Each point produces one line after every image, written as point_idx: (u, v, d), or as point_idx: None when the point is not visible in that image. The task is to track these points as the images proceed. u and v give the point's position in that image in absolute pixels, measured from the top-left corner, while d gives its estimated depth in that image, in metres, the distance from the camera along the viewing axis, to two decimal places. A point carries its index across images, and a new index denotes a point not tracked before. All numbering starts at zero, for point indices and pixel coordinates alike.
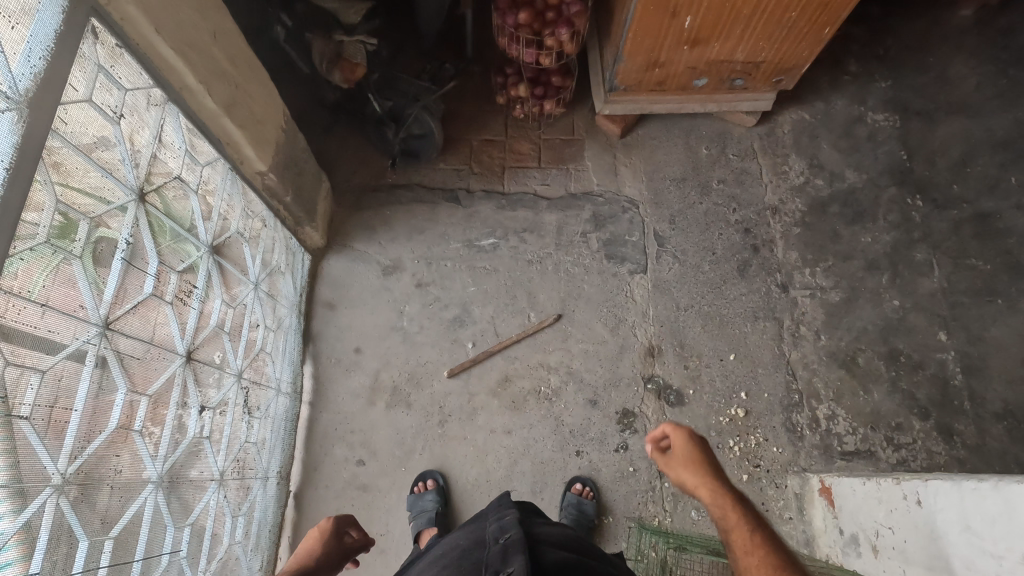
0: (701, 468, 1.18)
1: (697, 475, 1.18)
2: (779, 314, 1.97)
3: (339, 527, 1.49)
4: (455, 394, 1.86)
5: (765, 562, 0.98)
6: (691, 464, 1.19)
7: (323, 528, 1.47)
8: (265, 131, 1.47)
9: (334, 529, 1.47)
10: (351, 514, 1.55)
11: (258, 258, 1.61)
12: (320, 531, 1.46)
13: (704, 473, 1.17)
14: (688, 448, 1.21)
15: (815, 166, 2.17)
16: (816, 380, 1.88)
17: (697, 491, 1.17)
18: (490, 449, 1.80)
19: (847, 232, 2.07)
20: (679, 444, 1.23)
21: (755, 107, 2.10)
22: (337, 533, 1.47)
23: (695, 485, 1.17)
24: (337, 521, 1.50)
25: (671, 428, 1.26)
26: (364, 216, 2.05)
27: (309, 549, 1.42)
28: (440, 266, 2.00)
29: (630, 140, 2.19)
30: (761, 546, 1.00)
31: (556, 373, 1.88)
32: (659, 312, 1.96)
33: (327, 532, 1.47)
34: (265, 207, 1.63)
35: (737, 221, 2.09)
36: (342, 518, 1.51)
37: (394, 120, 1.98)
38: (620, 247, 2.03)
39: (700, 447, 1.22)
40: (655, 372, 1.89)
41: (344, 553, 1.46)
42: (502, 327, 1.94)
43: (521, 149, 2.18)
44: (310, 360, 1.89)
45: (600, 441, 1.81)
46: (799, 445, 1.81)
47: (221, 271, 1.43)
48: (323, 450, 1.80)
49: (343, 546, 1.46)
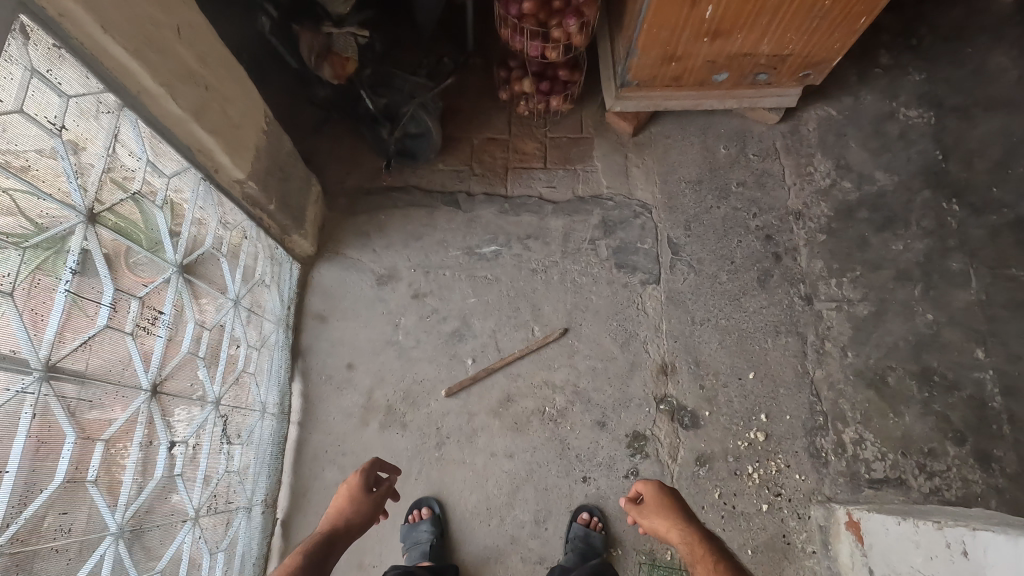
0: (670, 512, 1.34)
1: (665, 517, 1.34)
2: (803, 329, 1.83)
3: (369, 480, 1.41)
4: (454, 414, 1.74)
5: (693, 545, 1.26)
6: (661, 508, 1.35)
7: (353, 485, 1.39)
8: (242, 135, 1.33)
9: (363, 487, 1.38)
10: (377, 458, 1.45)
11: (238, 275, 1.49)
12: (349, 489, 1.38)
13: (675, 517, 1.33)
14: (658, 494, 1.37)
15: (842, 167, 2.01)
16: (842, 402, 1.75)
17: (669, 533, 1.32)
18: (490, 474, 1.69)
19: (876, 239, 1.92)
20: (649, 497, 1.39)
21: (778, 104, 1.95)
22: (366, 489, 1.39)
23: (664, 528, 1.33)
24: (364, 475, 1.41)
25: (642, 484, 1.42)
26: (357, 221, 1.92)
27: (340, 510, 1.35)
28: (438, 275, 1.87)
29: (643, 139, 2.04)
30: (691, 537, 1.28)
31: (562, 392, 1.75)
32: (673, 326, 1.82)
33: (356, 489, 1.39)
34: (245, 216, 1.49)
35: (757, 227, 1.94)
36: (371, 471, 1.42)
37: (389, 119, 1.84)
38: (631, 256, 1.89)
39: (670, 497, 1.37)
40: (668, 392, 1.76)
41: (375, 507, 1.39)
42: (504, 342, 1.81)
43: (526, 149, 2.03)
44: (299, 377, 1.77)
45: (608, 466, 1.69)
46: (823, 472, 1.69)
47: (193, 289, 1.29)
48: (312, 474, 1.69)
49: (373, 501, 1.39)
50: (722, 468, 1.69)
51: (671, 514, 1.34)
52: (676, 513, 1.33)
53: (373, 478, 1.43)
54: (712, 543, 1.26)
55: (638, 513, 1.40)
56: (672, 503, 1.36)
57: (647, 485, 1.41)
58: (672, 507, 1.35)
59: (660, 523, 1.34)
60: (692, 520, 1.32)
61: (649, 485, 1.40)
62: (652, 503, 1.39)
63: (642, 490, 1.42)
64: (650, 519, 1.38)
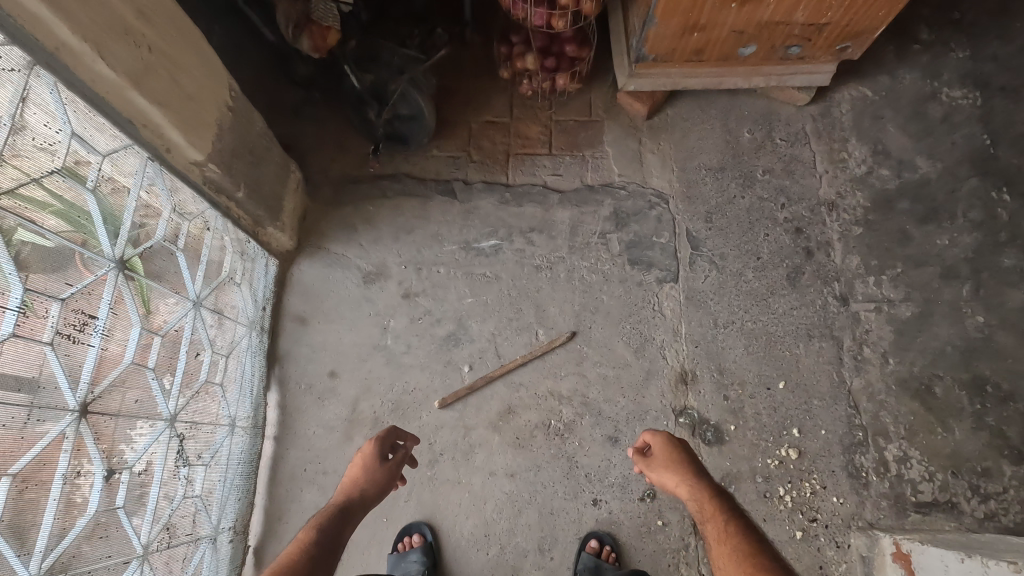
0: (679, 466, 1.21)
1: (674, 472, 1.22)
2: (838, 332, 1.64)
3: (383, 448, 1.27)
4: (448, 429, 1.55)
5: (705, 500, 1.14)
6: (671, 462, 1.22)
7: (366, 454, 1.25)
8: (200, 109, 1.14)
9: (376, 456, 1.24)
10: (395, 426, 1.31)
11: (197, 275, 1.31)
12: (362, 458, 1.25)
13: (684, 473, 1.20)
14: (669, 449, 1.24)
15: (879, 153, 1.82)
16: (883, 415, 1.56)
17: (678, 490, 1.19)
18: (488, 496, 1.50)
19: (919, 232, 1.72)
20: (656, 449, 1.27)
21: (810, 82, 1.75)
22: (380, 458, 1.25)
23: (672, 483, 1.21)
24: (379, 442, 1.27)
25: (651, 434, 1.29)
26: (343, 212, 1.74)
27: (354, 480, 1.22)
28: (431, 273, 1.69)
29: (658, 122, 1.85)
30: (704, 493, 1.16)
31: (570, 403, 1.57)
32: (693, 330, 1.63)
33: (371, 458, 1.25)
34: (206, 204, 1.30)
35: (786, 219, 1.75)
36: (385, 438, 1.28)
37: (376, 99, 1.65)
38: (646, 251, 1.70)
39: (681, 451, 1.24)
40: (689, 404, 1.57)
41: (392, 476, 1.26)
42: (505, 347, 1.62)
43: (529, 133, 1.84)
44: (276, 386, 1.59)
45: (622, 487, 1.50)
46: (864, 494, 1.50)
47: (142, 290, 1.11)
48: (289, 495, 1.51)
49: (388, 471, 1.25)
50: (750, 489, 1.51)
51: (682, 468, 1.21)
52: (687, 466, 1.20)
53: (389, 446, 1.29)
54: (727, 499, 1.13)
55: (641, 462, 1.29)
56: (682, 456, 1.23)
57: (657, 434, 1.28)
58: (682, 460, 1.22)
59: (669, 478, 1.22)
60: (703, 475, 1.19)
61: (658, 435, 1.27)
62: (660, 455, 1.26)
63: (647, 439, 1.30)
64: (652, 468, 1.26)
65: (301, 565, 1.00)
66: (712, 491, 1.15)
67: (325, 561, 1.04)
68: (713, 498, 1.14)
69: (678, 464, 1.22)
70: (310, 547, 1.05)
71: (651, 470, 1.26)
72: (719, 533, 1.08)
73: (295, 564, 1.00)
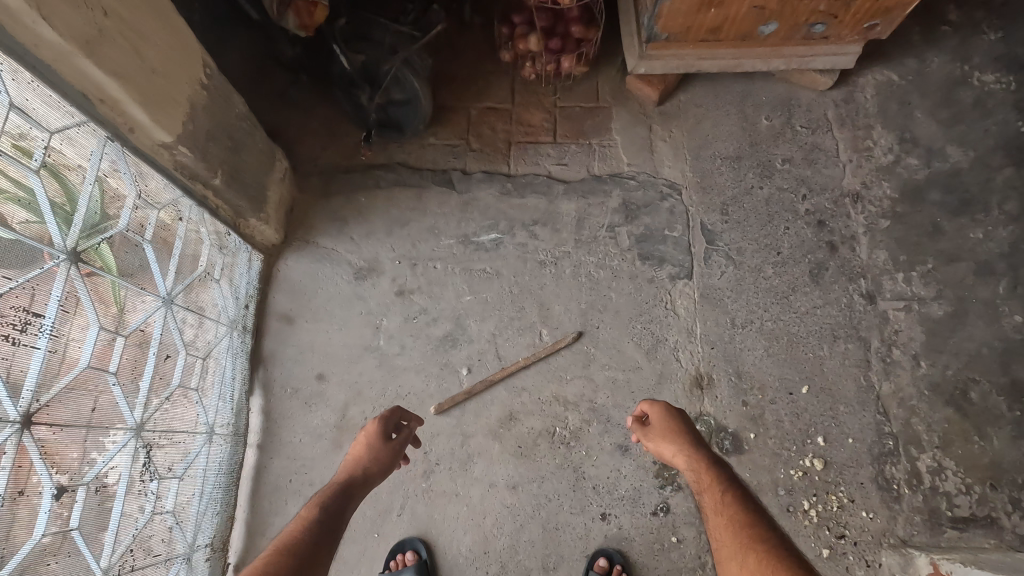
0: (679, 437, 1.16)
1: (672, 443, 1.16)
2: (865, 333, 1.52)
3: (387, 426, 1.20)
4: (445, 436, 1.44)
5: (702, 471, 1.09)
6: (670, 433, 1.17)
7: (370, 432, 1.18)
8: (167, 84, 1.03)
9: (380, 434, 1.17)
10: (400, 407, 1.25)
11: (168, 271, 1.20)
12: (365, 436, 1.17)
13: (683, 444, 1.15)
14: (668, 420, 1.19)
15: (906, 141, 1.69)
16: (916, 423, 1.44)
17: (675, 460, 1.15)
18: (488, 510, 1.39)
19: (950, 225, 1.59)
20: (655, 419, 1.21)
21: (834, 64, 1.64)
22: (384, 437, 1.18)
23: (670, 455, 1.16)
24: (383, 421, 1.20)
25: (649, 404, 1.24)
26: (332, 204, 1.62)
27: (357, 458, 1.14)
28: (427, 269, 1.57)
29: (670, 108, 1.73)
30: (703, 463, 1.10)
31: (576, 409, 1.45)
32: (709, 330, 1.52)
33: (373, 437, 1.18)
34: (177, 192, 1.19)
35: (808, 212, 1.63)
36: (389, 416, 1.21)
37: (367, 81, 1.54)
38: (657, 246, 1.59)
39: (679, 420, 1.20)
40: (704, 410, 1.46)
41: (396, 455, 1.19)
42: (506, 349, 1.51)
43: (532, 120, 1.73)
44: (259, 391, 1.47)
45: (633, 500, 1.38)
46: (895, 508, 1.38)
47: (107, 286, 1.02)
48: (273, 508, 1.39)
49: (393, 448, 1.18)
50: (771, 503, 1.40)
51: (681, 440, 1.16)
52: (686, 436, 1.15)
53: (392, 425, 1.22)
54: (725, 469, 1.09)
55: (638, 432, 1.24)
56: (683, 427, 1.18)
57: (658, 404, 1.23)
58: (681, 431, 1.17)
59: (667, 449, 1.16)
60: (703, 446, 1.14)
61: (656, 405, 1.22)
62: (658, 425, 1.21)
63: (646, 409, 1.25)
64: (648, 439, 1.21)
65: (303, 544, 0.95)
66: (712, 462, 1.10)
67: (327, 540, 0.99)
68: (713, 469, 1.09)
69: (677, 434, 1.17)
70: (312, 525, 0.99)
71: (648, 441, 1.21)
72: (716, 503, 1.03)
73: (297, 543, 0.95)
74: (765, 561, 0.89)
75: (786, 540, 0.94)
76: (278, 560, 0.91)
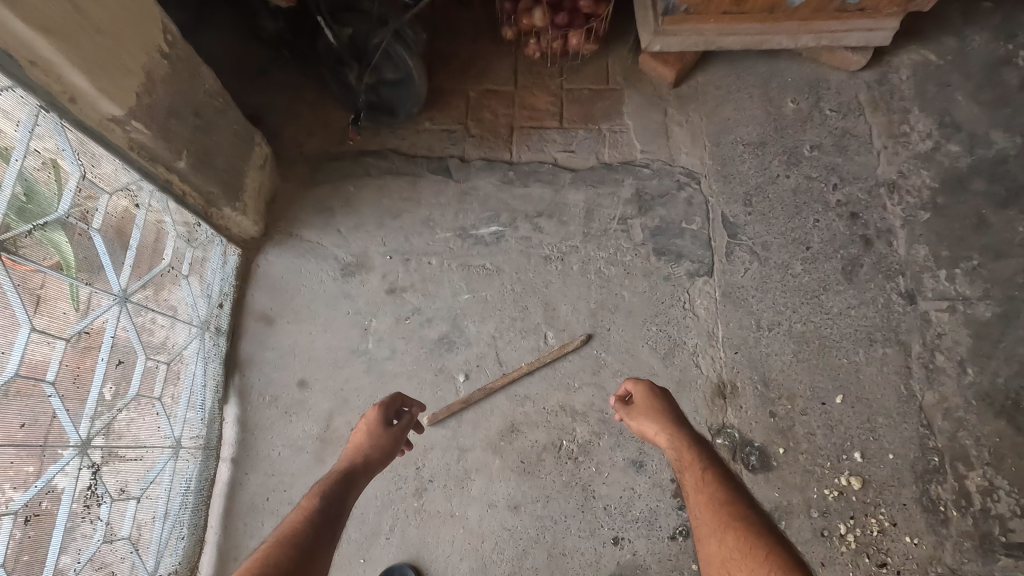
0: (661, 416, 1.06)
1: (653, 421, 1.07)
2: (905, 336, 1.37)
3: (388, 413, 1.09)
4: (440, 450, 1.30)
5: (683, 450, 1.00)
6: (653, 412, 1.07)
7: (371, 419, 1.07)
8: (116, 48, 0.90)
9: (382, 421, 1.06)
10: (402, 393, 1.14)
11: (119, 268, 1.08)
12: (368, 425, 1.06)
13: (667, 422, 1.05)
14: (652, 398, 1.09)
15: (947, 125, 1.54)
16: (963, 437, 1.29)
17: (657, 438, 1.05)
18: (488, 533, 1.25)
19: (998, 218, 1.44)
20: (638, 397, 1.11)
21: (867, 41, 1.49)
22: (386, 425, 1.07)
23: (652, 433, 1.06)
24: (384, 408, 1.09)
25: (633, 382, 1.13)
26: (318, 194, 1.48)
27: (358, 447, 1.04)
28: (421, 265, 1.43)
29: (687, 90, 1.59)
30: (683, 442, 1.01)
31: (586, 421, 1.31)
32: (732, 333, 1.37)
33: (374, 425, 1.07)
34: (130, 175, 1.06)
35: (839, 203, 1.48)
36: (390, 402, 1.10)
37: (355, 58, 1.40)
38: (674, 240, 1.44)
39: (662, 396, 1.09)
40: (728, 421, 1.32)
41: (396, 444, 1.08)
42: (507, 353, 1.36)
43: (536, 103, 1.58)
44: (235, 399, 1.33)
45: (649, 523, 1.24)
46: (943, 533, 1.24)
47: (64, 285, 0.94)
48: (248, 531, 1.25)
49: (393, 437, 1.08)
50: (804, 526, 1.25)
51: (664, 418, 1.06)
52: (670, 415, 1.06)
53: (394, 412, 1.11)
54: (708, 448, 1.00)
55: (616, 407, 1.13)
56: (666, 405, 1.08)
57: (640, 382, 1.13)
58: (660, 408, 1.07)
59: (649, 428, 1.07)
60: (686, 424, 1.05)
61: (640, 383, 1.12)
62: (640, 402, 1.10)
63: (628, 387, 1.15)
64: (626, 415, 1.11)
65: (305, 535, 0.84)
66: (694, 441, 1.01)
67: (330, 531, 0.88)
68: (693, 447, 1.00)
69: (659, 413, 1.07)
70: (314, 515, 0.88)
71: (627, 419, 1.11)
72: (697, 481, 0.94)
73: (298, 534, 0.85)
74: (744, 542, 0.82)
75: (765, 516, 0.87)
76: (276, 554, 0.80)
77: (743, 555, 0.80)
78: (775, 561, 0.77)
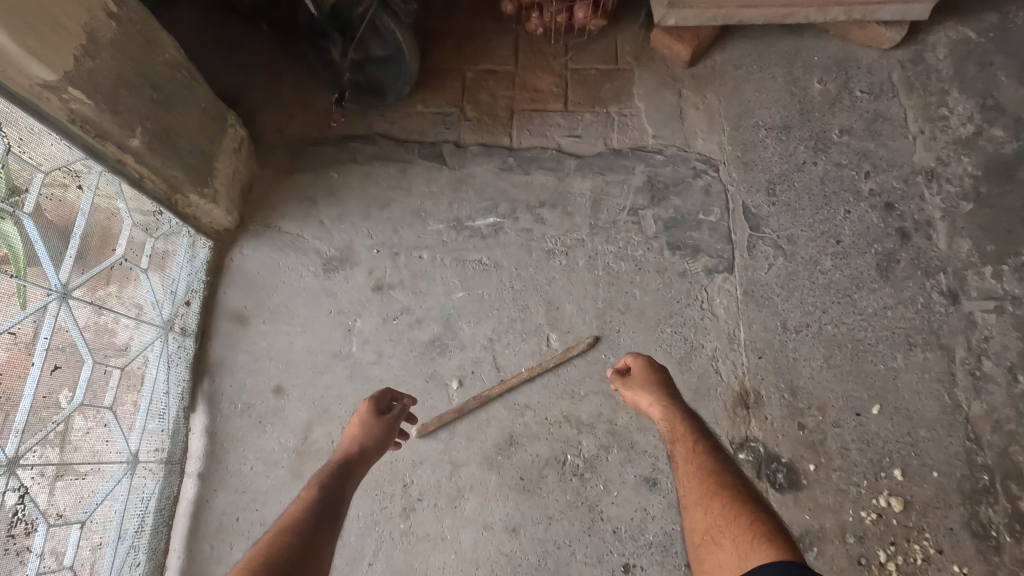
0: (660, 391, 0.98)
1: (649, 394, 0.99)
2: (949, 340, 1.23)
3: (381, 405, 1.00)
4: (430, 465, 1.17)
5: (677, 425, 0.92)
6: (651, 385, 0.99)
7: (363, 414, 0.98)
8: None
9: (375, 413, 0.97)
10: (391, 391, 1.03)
11: (59, 259, 0.96)
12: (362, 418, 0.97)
13: (664, 397, 0.97)
14: (652, 372, 1.01)
15: (990, 108, 1.39)
16: (1016, 454, 1.15)
17: (651, 410, 0.97)
18: (483, 559, 1.11)
19: None
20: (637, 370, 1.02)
21: (903, 14, 1.35)
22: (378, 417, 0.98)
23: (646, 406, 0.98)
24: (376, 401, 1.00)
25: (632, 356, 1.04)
26: (298, 182, 1.35)
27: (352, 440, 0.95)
28: (411, 261, 1.30)
29: (704, 71, 1.45)
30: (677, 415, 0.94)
31: (593, 433, 1.17)
32: (755, 336, 1.24)
33: (366, 418, 0.98)
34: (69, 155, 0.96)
35: (872, 192, 1.34)
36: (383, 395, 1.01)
37: (338, 30, 1.29)
38: (690, 232, 1.31)
39: (661, 370, 1.02)
40: (751, 434, 1.18)
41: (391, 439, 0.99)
42: (505, 357, 1.23)
43: (539, 84, 1.45)
44: (203, 407, 1.20)
45: (664, 549, 1.10)
46: (995, 563, 1.09)
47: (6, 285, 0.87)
48: (215, 556, 1.12)
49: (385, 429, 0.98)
50: (838, 552, 1.12)
51: (661, 393, 0.98)
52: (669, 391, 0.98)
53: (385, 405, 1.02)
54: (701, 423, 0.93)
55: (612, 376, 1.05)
56: (665, 381, 1.00)
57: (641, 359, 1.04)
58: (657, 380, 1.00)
59: (643, 401, 0.98)
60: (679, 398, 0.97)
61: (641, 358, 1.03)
62: (638, 375, 1.02)
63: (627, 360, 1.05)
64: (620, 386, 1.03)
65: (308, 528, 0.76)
66: (688, 415, 0.94)
67: (332, 524, 0.80)
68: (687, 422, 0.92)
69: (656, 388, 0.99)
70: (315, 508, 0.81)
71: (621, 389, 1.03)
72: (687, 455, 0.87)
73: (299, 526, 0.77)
74: (730, 508, 0.76)
75: (752, 487, 0.81)
76: (279, 547, 0.73)
77: (729, 523, 0.75)
78: (760, 528, 0.72)
